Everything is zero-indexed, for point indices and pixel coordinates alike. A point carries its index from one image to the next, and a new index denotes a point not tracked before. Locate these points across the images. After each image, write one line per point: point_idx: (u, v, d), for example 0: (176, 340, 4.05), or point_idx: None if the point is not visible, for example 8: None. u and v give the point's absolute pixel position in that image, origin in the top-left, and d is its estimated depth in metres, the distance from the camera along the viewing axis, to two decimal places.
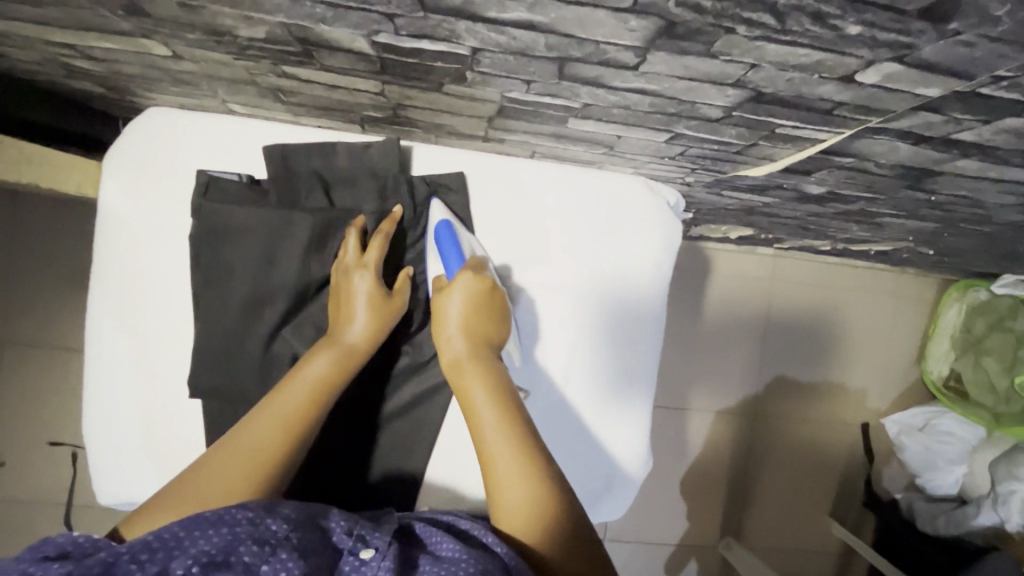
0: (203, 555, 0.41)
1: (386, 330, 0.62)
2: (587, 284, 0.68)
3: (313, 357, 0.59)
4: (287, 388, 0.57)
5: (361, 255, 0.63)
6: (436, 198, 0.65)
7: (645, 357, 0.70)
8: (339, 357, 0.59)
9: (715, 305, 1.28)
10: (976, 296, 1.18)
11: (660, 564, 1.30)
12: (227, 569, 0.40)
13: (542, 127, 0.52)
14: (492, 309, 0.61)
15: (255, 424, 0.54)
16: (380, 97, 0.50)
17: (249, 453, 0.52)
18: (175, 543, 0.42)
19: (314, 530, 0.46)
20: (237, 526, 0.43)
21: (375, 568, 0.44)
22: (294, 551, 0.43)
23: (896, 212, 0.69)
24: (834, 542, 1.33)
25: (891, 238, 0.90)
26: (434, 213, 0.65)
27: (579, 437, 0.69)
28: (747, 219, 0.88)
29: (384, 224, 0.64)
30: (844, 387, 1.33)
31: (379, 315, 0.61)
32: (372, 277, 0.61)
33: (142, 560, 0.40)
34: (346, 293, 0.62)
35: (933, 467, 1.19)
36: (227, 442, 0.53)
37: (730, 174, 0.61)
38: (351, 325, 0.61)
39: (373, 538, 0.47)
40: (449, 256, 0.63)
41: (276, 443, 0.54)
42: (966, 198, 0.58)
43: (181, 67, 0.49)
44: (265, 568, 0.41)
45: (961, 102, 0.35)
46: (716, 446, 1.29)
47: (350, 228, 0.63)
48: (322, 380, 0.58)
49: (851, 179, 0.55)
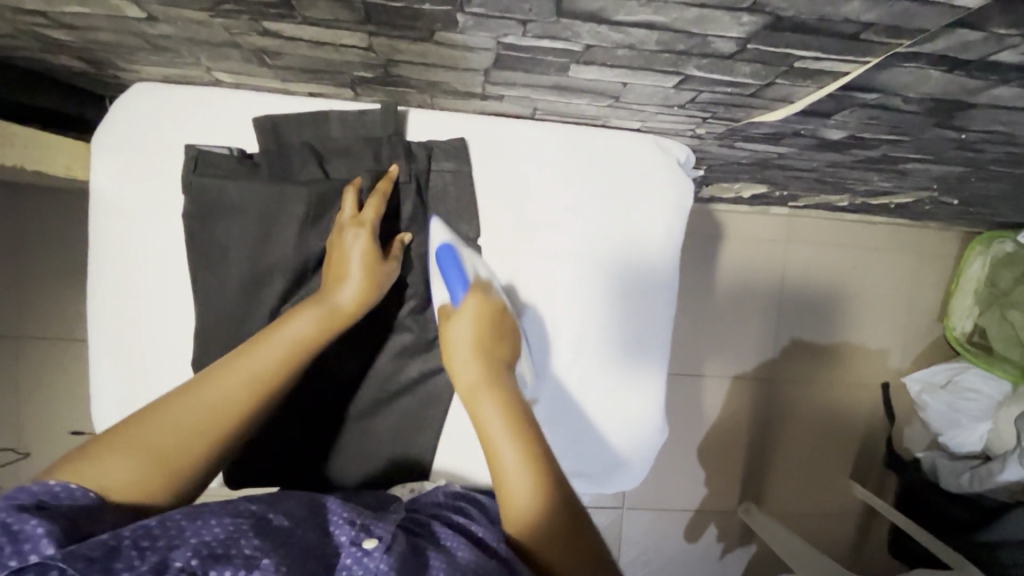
0: (203, 547, 0.39)
1: (378, 293, 0.61)
2: (594, 252, 0.66)
3: (300, 313, 0.57)
4: (266, 344, 0.55)
5: (357, 214, 0.60)
6: (436, 218, 0.63)
7: (658, 327, 0.68)
8: (325, 317, 0.58)
9: (728, 267, 1.24)
10: (1002, 247, 1.15)
11: (679, 531, 1.29)
12: (227, 561, 0.39)
13: (543, 78, 0.49)
14: (500, 328, 0.60)
15: (228, 373, 0.52)
16: (368, 53, 0.47)
17: (222, 407, 0.51)
18: (177, 531, 0.40)
19: (316, 529, 0.45)
20: (239, 519, 0.43)
21: (377, 560, 0.42)
22: (294, 552, 0.42)
23: (922, 156, 0.65)
24: (855, 503, 1.32)
25: (913, 187, 0.85)
26: (434, 235, 0.62)
27: (590, 408, 0.67)
28: (761, 174, 0.84)
29: (381, 184, 0.61)
30: (863, 347, 1.30)
31: (371, 279, 0.60)
32: (367, 238, 0.59)
33: (143, 547, 0.38)
34: (339, 254, 0.60)
35: (957, 424, 1.16)
36: (192, 388, 0.51)
37: (744, 122, 0.57)
38: (343, 286, 0.59)
39: (376, 528, 0.46)
40: (453, 282, 0.60)
41: (250, 400, 0.52)
42: (1000, 135, 0.54)
43: (158, 32, 0.46)
44: (267, 561, 0.39)
45: (1004, 13, 0.31)
46: (731, 411, 1.27)
47: (347, 188, 0.60)
48: (305, 340, 0.56)
49: (875, 120, 0.52)
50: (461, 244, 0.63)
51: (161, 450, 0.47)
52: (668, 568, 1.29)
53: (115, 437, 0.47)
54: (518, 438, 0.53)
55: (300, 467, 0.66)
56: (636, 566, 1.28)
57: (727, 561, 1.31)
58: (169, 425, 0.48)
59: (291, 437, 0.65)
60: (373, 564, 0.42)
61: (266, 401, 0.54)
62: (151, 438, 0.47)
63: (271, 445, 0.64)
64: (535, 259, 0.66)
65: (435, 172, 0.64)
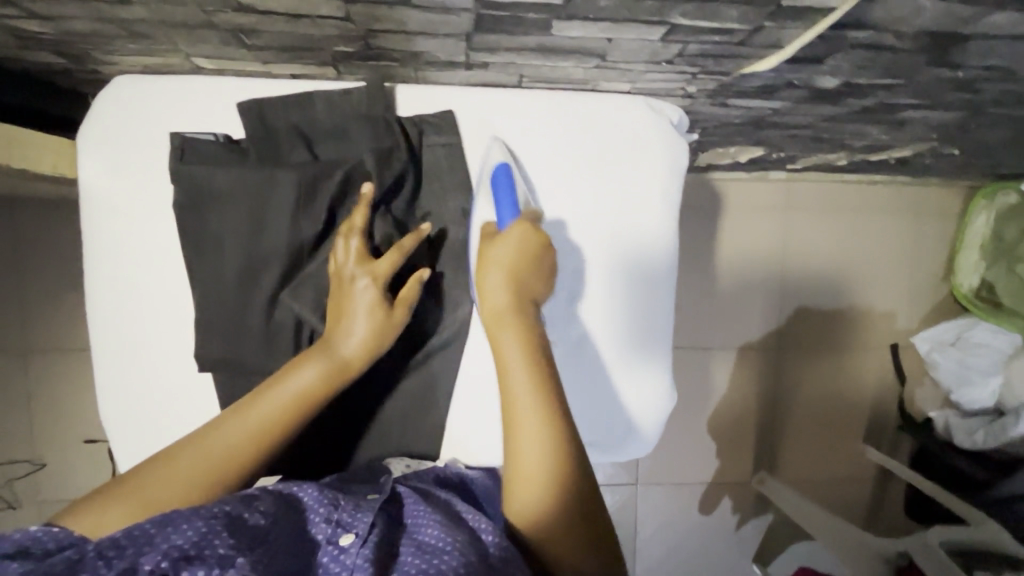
0: (174, 550, 0.41)
1: (385, 344, 0.60)
2: (596, 233, 0.65)
3: (305, 363, 0.56)
4: (272, 393, 0.55)
5: (370, 262, 0.59)
6: (498, 138, 0.63)
7: (661, 288, 0.68)
8: (331, 369, 0.57)
9: (729, 237, 1.23)
10: (1006, 200, 1.14)
11: (695, 504, 1.29)
12: (200, 562, 0.41)
13: (526, 39, 0.48)
14: (538, 266, 0.58)
15: (233, 420, 0.53)
16: (347, 24, 0.46)
17: (221, 465, 0.51)
18: (146, 538, 0.42)
19: (291, 527, 0.47)
20: (213, 518, 0.44)
21: (353, 556, 0.45)
22: (266, 548, 0.43)
23: (919, 102, 0.63)
24: (869, 466, 1.31)
25: (913, 138, 0.84)
26: (494, 155, 0.62)
27: (591, 396, 0.67)
28: (757, 135, 0.83)
29: (408, 240, 0.60)
30: (869, 308, 1.29)
31: (379, 331, 0.59)
32: (376, 289, 0.58)
33: (109, 556, 0.41)
34: (347, 300, 0.59)
35: (967, 380, 1.16)
36: (201, 442, 0.51)
37: (734, 74, 0.56)
38: (349, 338, 0.58)
39: (354, 522, 0.47)
40: (504, 204, 0.60)
41: (255, 450, 0.53)
42: (999, 70, 0.52)
43: (132, 15, 0.46)
44: (241, 560, 0.42)
45: None
46: (740, 381, 1.27)
47: (351, 232, 0.59)
48: (306, 394, 0.55)
49: (868, 62, 0.50)
50: (516, 165, 0.63)
51: (157, 502, 0.48)
52: (684, 541, 1.29)
53: (124, 487, 0.48)
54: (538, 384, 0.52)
55: (308, 453, 0.65)
56: (652, 541, 1.29)
57: (743, 532, 1.31)
58: (170, 477, 0.49)
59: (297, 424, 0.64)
60: (348, 561, 0.44)
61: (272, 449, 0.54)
62: (151, 490, 0.48)
63: None
64: None
65: (426, 147, 0.63)
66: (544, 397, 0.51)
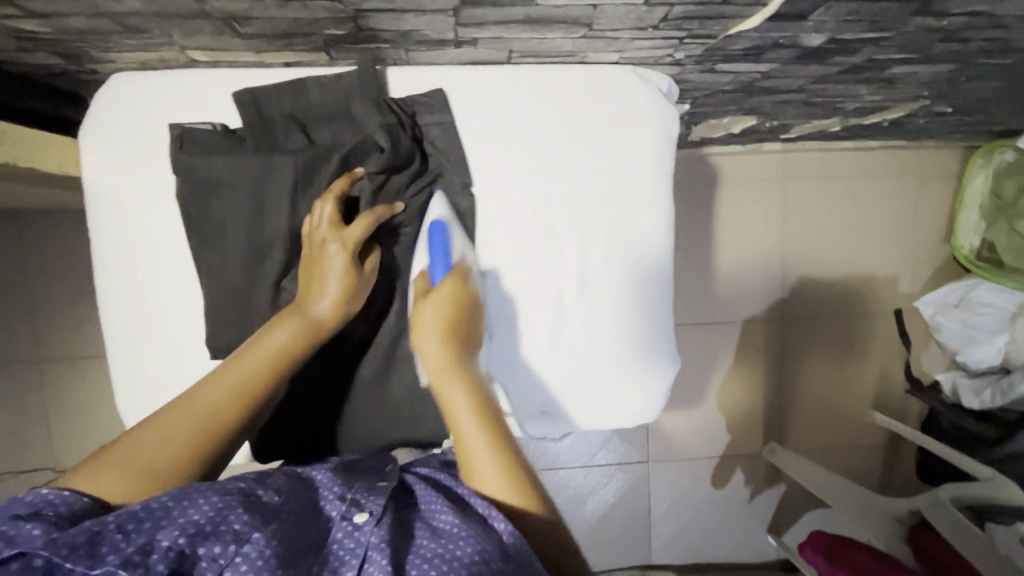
0: (191, 525, 0.42)
1: (355, 306, 0.62)
2: (577, 232, 0.66)
3: (277, 325, 0.58)
4: (249, 355, 0.57)
5: (337, 228, 0.61)
6: (440, 191, 0.66)
7: (660, 255, 0.68)
8: (304, 329, 0.59)
9: (728, 212, 1.23)
10: (1004, 157, 1.14)
11: (708, 479, 1.30)
12: (216, 537, 0.42)
13: (514, 11, 0.49)
14: (470, 317, 0.61)
15: (212, 385, 0.54)
16: (336, 5, 0.47)
17: (206, 416, 0.52)
18: (164, 512, 0.42)
19: (307, 501, 0.49)
20: (229, 496, 0.45)
21: (368, 533, 0.46)
22: (282, 525, 0.45)
23: (908, 56, 0.64)
24: (879, 432, 1.32)
25: (907, 97, 0.84)
26: (433, 208, 0.65)
27: (539, 395, 0.69)
28: (749, 102, 0.83)
29: (379, 209, 0.63)
30: (871, 275, 1.30)
31: (349, 293, 0.61)
32: (348, 255, 0.60)
33: (128, 530, 0.41)
34: (320, 266, 0.61)
35: (973, 341, 1.18)
36: (182, 401, 0.53)
37: (721, 37, 0.57)
38: (320, 299, 0.60)
39: (367, 502, 0.49)
40: (437, 258, 0.63)
41: (235, 408, 0.54)
42: (982, 17, 0.53)
43: (127, 8, 0.47)
44: (258, 535, 0.43)
45: None
46: (746, 353, 1.27)
47: (328, 198, 0.61)
48: (285, 351, 0.58)
49: (853, 15, 0.51)
50: (455, 222, 0.65)
51: (146, 460, 0.48)
52: (699, 516, 1.31)
53: (110, 453, 0.48)
54: (478, 412, 0.54)
55: (323, 434, 0.67)
56: (666, 518, 1.30)
57: (756, 503, 1.32)
58: (157, 436, 0.50)
59: (308, 406, 0.66)
60: (363, 538, 0.46)
61: (252, 408, 0.55)
62: (139, 452, 0.49)
63: (295, 411, 0.66)
64: (523, 210, 0.66)
65: (421, 127, 0.64)
66: (490, 419, 0.54)
